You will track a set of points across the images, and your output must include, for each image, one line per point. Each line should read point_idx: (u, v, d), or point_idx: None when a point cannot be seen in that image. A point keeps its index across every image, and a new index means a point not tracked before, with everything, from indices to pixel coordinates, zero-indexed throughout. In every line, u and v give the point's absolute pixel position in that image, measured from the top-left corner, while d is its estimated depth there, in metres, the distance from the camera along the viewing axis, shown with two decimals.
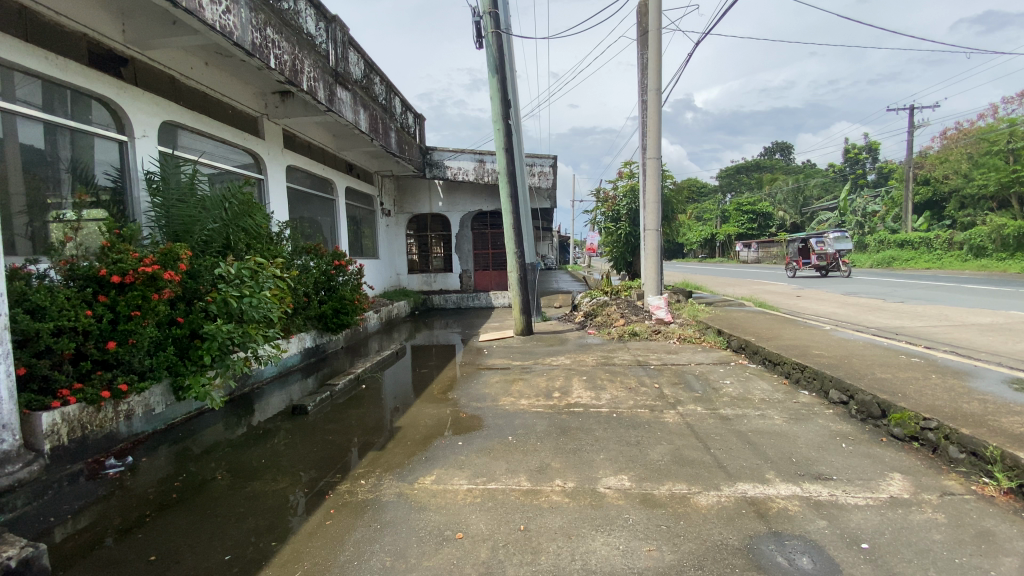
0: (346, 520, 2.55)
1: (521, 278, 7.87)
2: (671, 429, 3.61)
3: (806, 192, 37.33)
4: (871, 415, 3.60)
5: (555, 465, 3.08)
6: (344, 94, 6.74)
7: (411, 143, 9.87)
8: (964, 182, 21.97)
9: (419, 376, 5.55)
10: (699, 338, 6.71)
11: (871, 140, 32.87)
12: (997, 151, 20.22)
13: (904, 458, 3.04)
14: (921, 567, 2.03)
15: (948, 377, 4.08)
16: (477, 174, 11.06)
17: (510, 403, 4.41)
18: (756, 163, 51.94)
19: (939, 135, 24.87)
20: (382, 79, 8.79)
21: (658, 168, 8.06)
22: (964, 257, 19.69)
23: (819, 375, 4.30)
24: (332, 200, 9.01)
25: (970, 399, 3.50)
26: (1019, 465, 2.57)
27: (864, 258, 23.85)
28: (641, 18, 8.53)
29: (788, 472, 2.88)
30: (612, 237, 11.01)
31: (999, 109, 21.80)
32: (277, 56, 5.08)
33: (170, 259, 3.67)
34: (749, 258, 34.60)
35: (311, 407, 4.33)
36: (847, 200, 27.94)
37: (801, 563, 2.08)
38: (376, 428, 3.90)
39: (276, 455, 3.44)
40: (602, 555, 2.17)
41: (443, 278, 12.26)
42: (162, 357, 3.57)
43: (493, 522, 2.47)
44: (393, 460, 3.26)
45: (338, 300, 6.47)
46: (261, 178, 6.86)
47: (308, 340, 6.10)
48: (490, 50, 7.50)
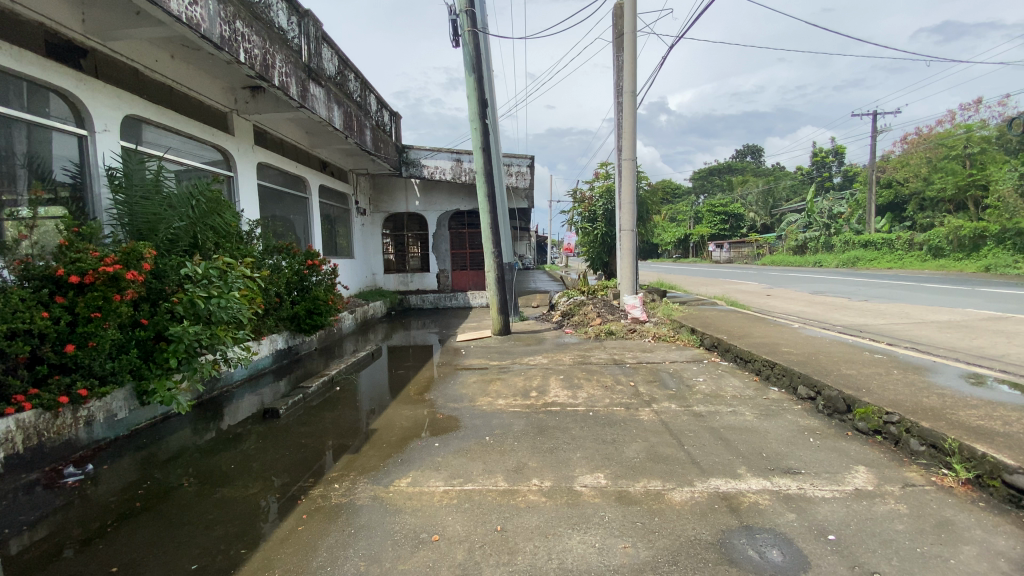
0: (320, 525, 2.50)
1: (499, 278, 7.82)
2: (646, 426, 3.66)
3: (776, 193, 38.37)
4: (837, 409, 3.71)
5: (532, 464, 3.08)
6: (317, 90, 6.60)
7: (386, 141, 9.73)
8: (924, 185, 22.91)
9: (395, 376, 5.52)
10: (673, 336, 6.82)
11: (837, 143, 33.89)
12: (954, 156, 21.36)
13: (868, 451, 3.14)
14: (885, 556, 2.10)
15: (909, 372, 4.25)
16: (454, 173, 10.89)
17: (488, 403, 4.39)
18: (727, 164, 53.11)
19: (900, 139, 25.80)
20: (357, 75, 8.65)
21: (634, 169, 8.14)
22: (924, 257, 20.58)
23: (788, 371, 4.43)
24: (306, 197, 8.82)
25: (930, 393, 3.66)
26: (976, 456, 2.68)
27: (830, 258, 24.78)
28: (617, 20, 8.61)
29: (759, 467, 2.94)
30: (589, 237, 11.16)
31: (956, 116, 22.84)
32: (247, 50, 4.95)
33: (134, 258, 3.52)
34: (721, 259, 35.32)
35: (282, 410, 4.24)
36: (813, 202, 28.79)
37: (771, 556, 2.12)
38: (352, 431, 3.84)
39: (247, 460, 3.35)
40: (579, 553, 2.17)
41: (420, 279, 12.14)
42: (124, 360, 3.43)
43: (469, 522, 2.46)
44: (368, 463, 3.22)
45: (311, 301, 6.34)
46: (231, 176, 6.67)
47: (280, 341, 5.96)
48: (467, 48, 7.46)
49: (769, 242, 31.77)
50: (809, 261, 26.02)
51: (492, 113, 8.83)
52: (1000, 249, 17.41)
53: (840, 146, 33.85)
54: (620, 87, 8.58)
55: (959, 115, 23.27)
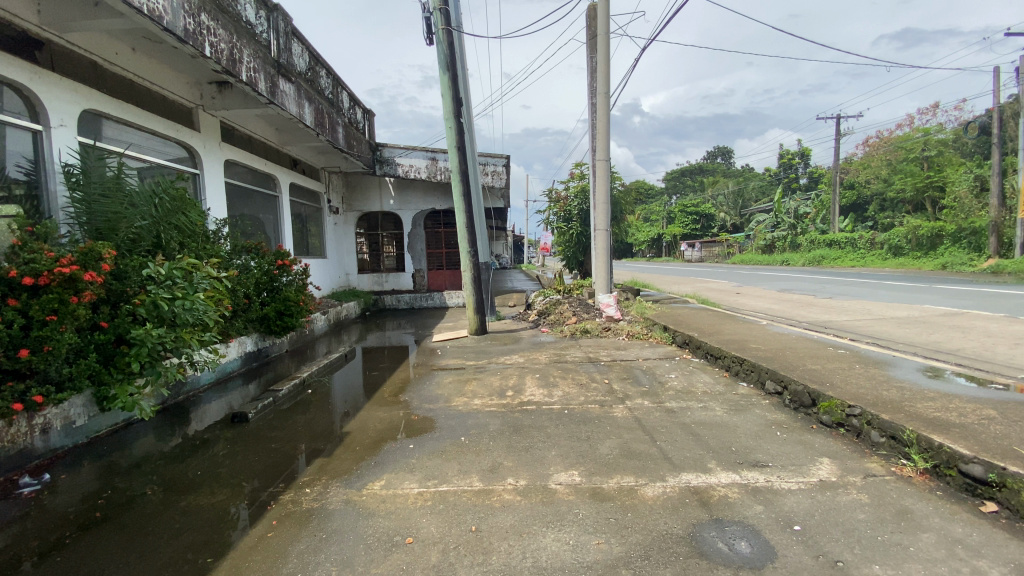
0: (290, 530, 2.45)
1: (475, 278, 7.78)
2: (620, 423, 3.70)
3: (745, 194, 39.35)
4: (803, 404, 3.83)
5: (507, 463, 3.08)
6: (287, 86, 6.45)
7: (359, 139, 9.57)
8: (884, 186, 23.83)
9: (370, 377, 5.44)
10: (646, 334, 6.94)
11: (803, 145, 34.95)
12: (912, 158, 22.23)
13: (832, 443, 3.25)
14: (847, 544, 2.18)
15: (870, 366, 4.42)
16: (429, 172, 10.77)
17: (464, 403, 4.37)
18: (699, 166, 54.25)
19: (862, 141, 26.75)
20: (328, 71, 8.49)
21: (608, 169, 8.22)
22: (884, 256, 21.42)
23: (756, 367, 4.54)
24: (276, 196, 8.62)
25: (890, 386, 3.81)
26: (933, 446, 2.80)
27: (797, 257, 25.56)
28: (591, 21, 8.68)
29: (729, 461, 3.01)
30: (565, 237, 11.23)
31: (914, 120, 23.83)
32: (213, 44, 4.80)
33: (92, 258, 3.38)
34: (693, 258, 35.99)
35: (252, 414, 4.14)
36: (780, 202, 29.65)
37: (740, 548, 2.17)
38: (325, 434, 3.77)
39: (215, 466, 3.25)
40: (553, 551, 2.19)
41: (395, 278, 12.02)
42: (82, 365, 3.28)
43: (444, 524, 2.44)
44: (341, 466, 3.17)
45: (282, 301, 6.20)
46: (197, 173, 6.47)
47: (249, 344, 5.81)
48: (441, 46, 7.41)
49: (738, 242, 32.57)
50: (776, 260, 26.78)
51: (467, 112, 8.78)
52: (955, 247, 18.25)
53: (806, 147, 34.95)
54: (594, 88, 8.64)
55: (917, 119, 24.27)
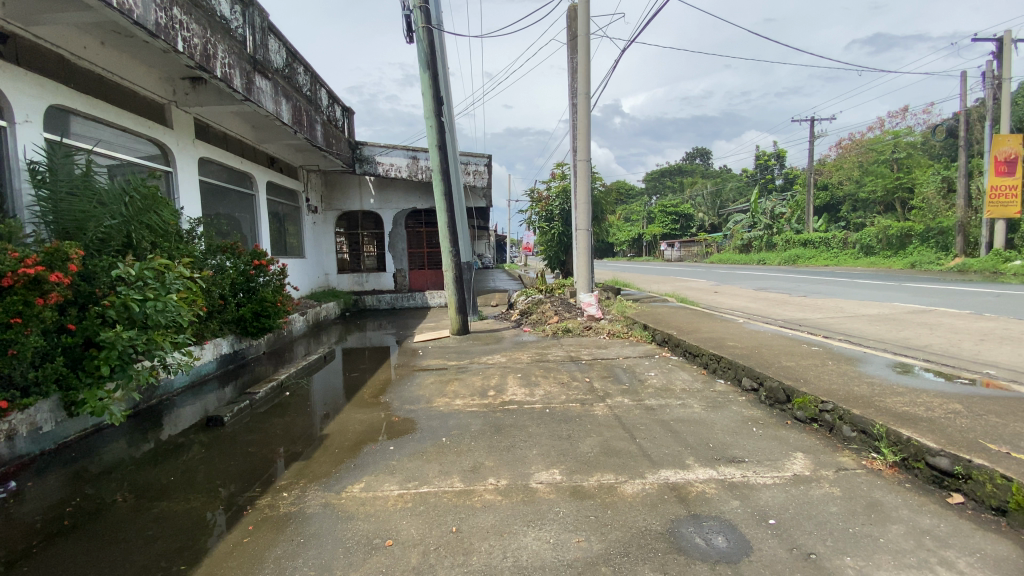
0: (267, 536, 2.41)
1: (456, 277, 7.75)
2: (601, 421, 3.73)
3: (723, 194, 40.04)
4: (777, 400, 3.91)
5: (488, 463, 3.07)
6: (263, 83, 6.33)
7: (338, 137, 9.44)
8: (856, 187, 24.50)
9: (350, 379, 5.38)
10: (627, 333, 7.01)
11: (779, 147, 35.71)
12: (882, 160, 23.02)
13: (806, 438, 3.33)
14: (820, 537, 2.23)
15: (842, 362, 4.54)
16: (410, 171, 10.73)
17: (445, 403, 4.36)
18: (678, 166, 54.96)
19: (835, 144, 27.45)
20: (306, 68, 8.36)
21: (589, 169, 8.27)
22: (856, 255, 22.02)
23: (733, 364, 4.62)
24: (252, 194, 8.45)
25: (861, 382, 3.92)
26: (901, 440, 2.88)
27: (773, 256, 26.10)
28: (572, 22, 8.73)
29: (706, 456, 3.06)
30: (547, 236, 11.27)
31: (885, 123, 24.54)
32: (186, 38, 4.68)
33: (58, 258, 3.27)
34: (673, 258, 36.47)
35: (227, 417, 4.05)
36: (757, 203, 30.25)
37: (716, 542, 2.21)
38: (303, 437, 3.71)
39: (189, 471, 3.17)
40: (534, 550, 2.19)
41: (375, 278, 11.91)
42: (49, 369, 3.17)
43: (424, 525, 2.43)
44: (320, 469, 3.12)
45: (258, 302, 6.08)
46: (169, 171, 6.31)
47: (225, 346, 5.69)
48: (422, 45, 7.36)
49: (716, 242, 33.11)
50: (753, 259, 27.30)
51: (448, 111, 8.74)
52: (923, 247, 18.88)
53: (781, 149, 35.69)
54: (575, 88, 8.69)
55: (888, 122, 24.99)
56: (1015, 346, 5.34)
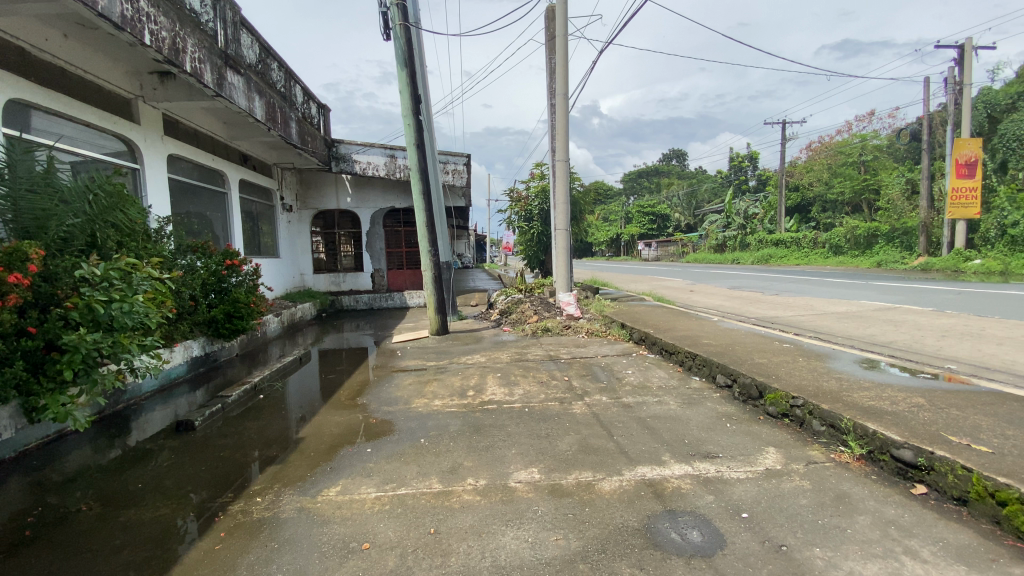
0: (240, 542, 2.36)
1: (435, 277, 7.71)
2: (579, 419, 3.76)
3: (699, 195, 40.75)
4: (751, 396, 4.00)
5: (467, 463, 3.07)
6: (236, 78, 6.18)
7: (314, 135, 9.28)
8: (825, 189, 25.22)
9: (326, 380, 5.29)
10: (605, 331, 7.09)
11: (752, 149, 36.50)
12: (850, 162, 24.05)
13: (777, 433, 3.42)
14: (790, 529, 2.30)
15: (812, 359, 4.68)
16: (388, 170, 10.62)
17: (424, 404, 4.33)
18: (655, 167, 55.74)
19: (805, 146, 28.21)
20: (280, 64, 8.19)
21: (567, 170, 8.32)
22: (826, 254, 22.67)
23: (707, 361, 4.72)
24: (224, 193, 8.24)
25: (830, 377, 4.04)
26: (868, 433, 2.98)
27: (746, 255, 26.68)
28: (550, 23, 8.77)
29: (682, 453, 3.11)
30: (526, 236, 11.29)
31: (852, 127, 25.34)
32: (154, 31, 4.54)
33: (17, 258, 3.14)
34: (650, 258, 36.94)
35: (198, 421, 3.95)
36: (731, 204, 30.86)
37: (692, 537, 2.25)
38: (278, 441, 3.64)
39: (158, 478, 3.08)
40: (512, 549, 2.20)
41: (353, 278, 11.73)
42: (8, 374, 3.04)
43: (402, 528, 2.41)
44: (295, 473, 3.07)
45: (231, 303, 5.93)
46: (136, 168, 6.12)
47: (196, 348, 5.55)
48: (399, 42, 7.29)
49: (692, 242, 33.66)
50: (728, 258, 27.85)
51: (426, 109, 8.67)
52: (889, 247, 19.54)
53: (754, 151, 36.51)
54: (553, 89, 8.74)
55: (855, 126, 25.81)
56: (973, 341, 5.58)
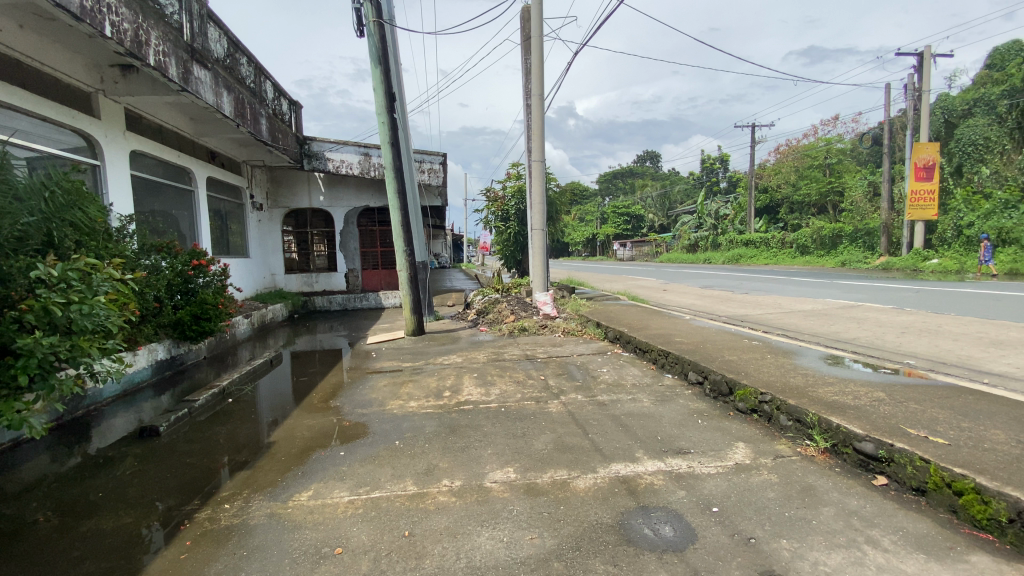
0: (208, 550, 2.29)
1: (411, 277, 7.64)
2: (555, 418, 3.79)
3: (672, 196, 41.45)
4: (721, 392, 4.10)
5: (442, 465, 3.05)
6: (202, 73, 6.00)
7: (285, 132, 9.08)
8: (792, 191, 25.99)
9: (299, 383, 5.20)
10: (581, 330, 7.15)
11: (723, 152, 37.35)
12: (816, 165, 24.89)
13: (747, 428, 3.51)
14: (758, 522, 2.36)
15: (780, 355, 4.82)
16: (362, 168, 10.50)
17: (399, 406, 4.29)
18: (630, 169, 56.52)
19: (774, 149, 29.02)
20: (249, 59, 7.99)
21: (543, 170, 8.36)
22: (793, 254, 23.35)
23: (680, 359, 4.81)
24: (190, 190, 8.00)
25: (796, 373, 4.18)
26: (832, 427, 3.09)
27: (718, 255, 27.26)
28: (525, 23, 8.81)
29: (655, 449, 3.17)
30: (502, 236, 11.30)
31: (818, 131, 26.18)
32: (115, 23, 4.37)
33: None
34: (625, 258, 37.40)
35: (164, 427, 3.83)
36: (703, 205, 31.49)
37: (664, 532, 2.29)
38: (248, 445, 3.56)
39: (121, 486, 2.97)
40: (487, 549, 2.20)
41: (326, 278, 11.54)
42: None
43: (375, 531, 2.38)
44: (265, 478, 3.00)
45: (198, 305, 5.74)
46: (97, 165, 5.88)
47: (161, 352, 5.37)
48: (373, 39, 7.20)
49: (666, 242, 34.26)
50: (700, 258, 28.41)
51: (401, 108, 8.59)
52: (853, 247, 20.25)
53: (725, 153, 37.39)
54: (529, 89, 8.77)
55: (821, 130, 26.66)
56: (930, 338, 5.83)
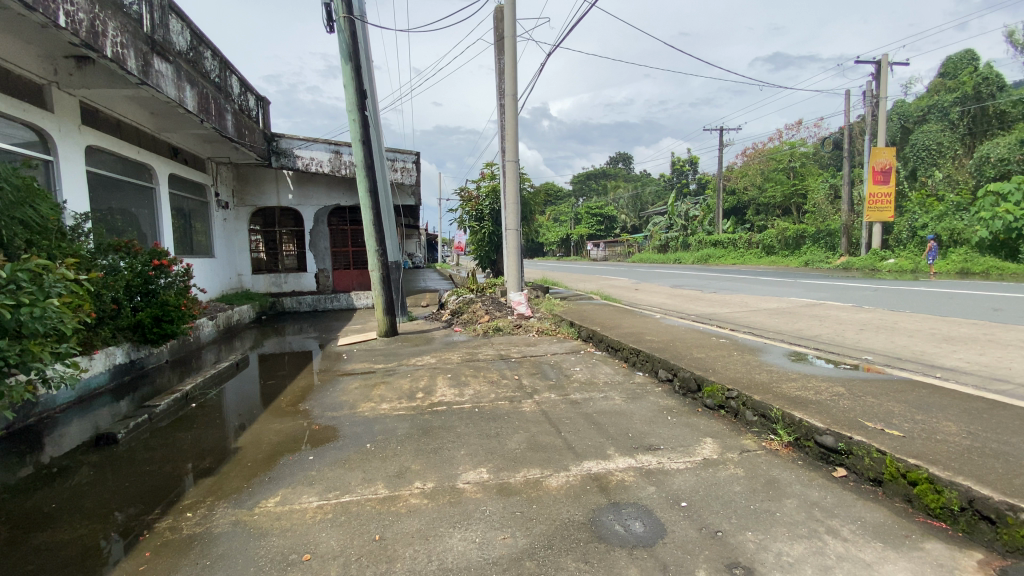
0: (168, 561, 2.21)
1: (383, 277, 7.54)
2: (528, 417, 3.80)
3: (644, 197, 42.15)
4: (690, 389, 4.19)
5: (415, 467, 3.02)
6: (164, 66, 5.78)
7: (252, 128, 8.83)
8: (758, 193, 26.78)
9: (267, 386, 5.07)
10: (554, 330, 7.20)
11: (692, 154, 38.21)
12: (781, 168, 25.70)
13: (714, 423, 3.60)
14: (725, 515, 2.42)
15: (746, 352, 4.96)
16: (332, 166, 10.32)
17: (371, 408, 4.23)
18: (602, 170, 57.24)
19: (740, 152, 29.84)
20: (214, 53, 7.74)
21: (517, 170, 8.37)
22: (759, 254, 24.05)
23: (650, 357, 4.89)
24: (151, 188, 7.70)
25: (762, 370, 4.30)
26: (795, 421, 3.19)
27: (688, 255, 27.85)
28: (498, 24, 8.82)
29: (626, 446, 3.21)
30: (476, 236, 11.27)
31: (782, 135, 27.05)
32: (68, 12, 4.18)
33: None
34: (598, 258, 37.81)
35: (122, 434, 3.68)
36: (674, 206, 32.13)
37: (634, 528, 2.33)
38: (213, 451, 3.45)
39: (77, 496, 2.84)
40: (459, 551, 2.19)
41: (295, 278, 11.28)
42: None
43: (345, 536, 2.34)
44: (230, 484, 2.92)
45: (160, 306, 5.49)
46: (50, 160, 5.61)
47: (119, 356, 5.16)
48: (343, 35, 7.08)
49: (638, 242, 34.80)
50: (670, 258, 28.97)
51: (372, 105, 8.47)
52: (815, 247, 21.00)
53: (694, 156, 38.27)
54: (502, 89, 8.78)
55: (784, 134, 27.56)
56: (887, 334, 6.09)
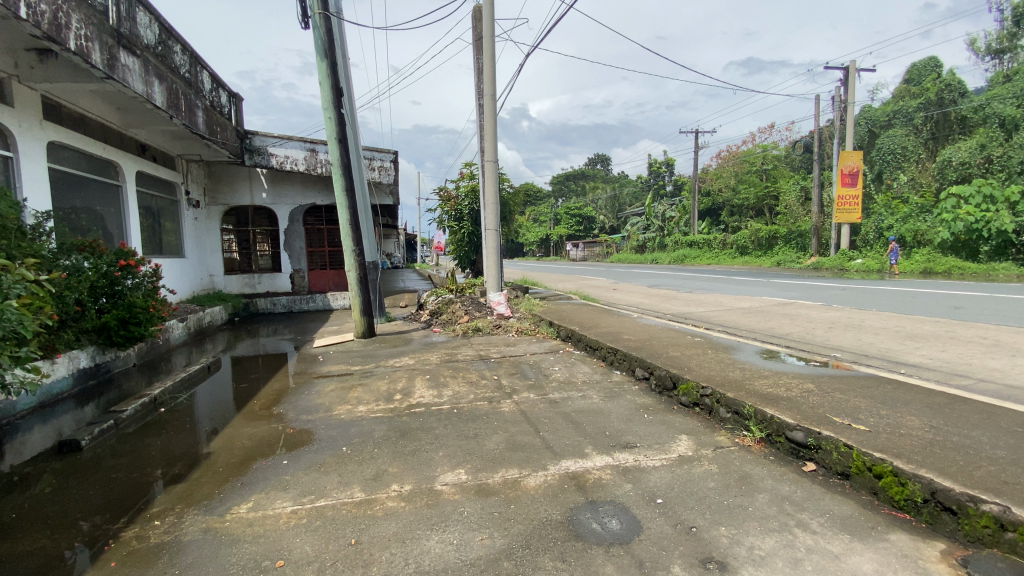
0: (134, 571, 2.15)
1: (360, 277, 7.44)
2: (507, 417, 3.81)
3: (622, 198, 42.62)
4: (666, 387, 4.25)
5: (392, 470, 3.00)
6: (131, 60, 5.60)
7: (224, 125, 8.62)
8: (732, 195, 27.36)
9: (240, 389, 4.95)
10: (533, 330, 7.22)
11: (669, 156, 38.82)
12: (754, 170, 26.29)
13: (689, 421, 3.67)
14: (699, 511, 2.47)
15: (720, 351, 5.06)
16: (308, 164, 10.14)
17: (347, 410, 4.18)
18: (581, 171, 57.66)
19: (715, 155, 30.44)
20: (184, 48, 7.53)
21: (495, 170, 8.37)
22: (733, 254, 24.56)
23: (628, 356, 4.95)
24: (117, 186, 7.45)
25: (735, 367, 4.40)
26: (766, 418, 3.27)
27: (664, 255, 28.24)
28: (477, 24, 8.81)
29: (603, 444, 3.25)
30: (455, 236, 11.22)
31: (755, 138, 27.69)
32: (30, 3, 4.01)
33: None
34: (577, 258, 38.05)
35: (87, 440, 3.55)
36: (651, 207, 32.58)
37: (610, 525, 2.36)
38: (183, 457, 3.36)
39: (38, 506, 2.73)
40: (436, 553, 2.18)
41: (270, 279, 11.05)
42: None
43: (320, 541, 2.31)
44: (201, 491, 2.85)
45: (126, 308, 5.30)
46: (9, 156, 5.37)
47: (83, 360, 4.97)
48: (318, 31, 6.96)
49: (616, 242, 35.13)
50: (647, 258, 29.36)
51: (349, 103, 8.35)
52: (787, 247, 21.54)
53: (670, 158, 38.89)
54: (481, 89, 8.76)
55: (757, 137, 28.22)
56: (854, 332, 6.29)
